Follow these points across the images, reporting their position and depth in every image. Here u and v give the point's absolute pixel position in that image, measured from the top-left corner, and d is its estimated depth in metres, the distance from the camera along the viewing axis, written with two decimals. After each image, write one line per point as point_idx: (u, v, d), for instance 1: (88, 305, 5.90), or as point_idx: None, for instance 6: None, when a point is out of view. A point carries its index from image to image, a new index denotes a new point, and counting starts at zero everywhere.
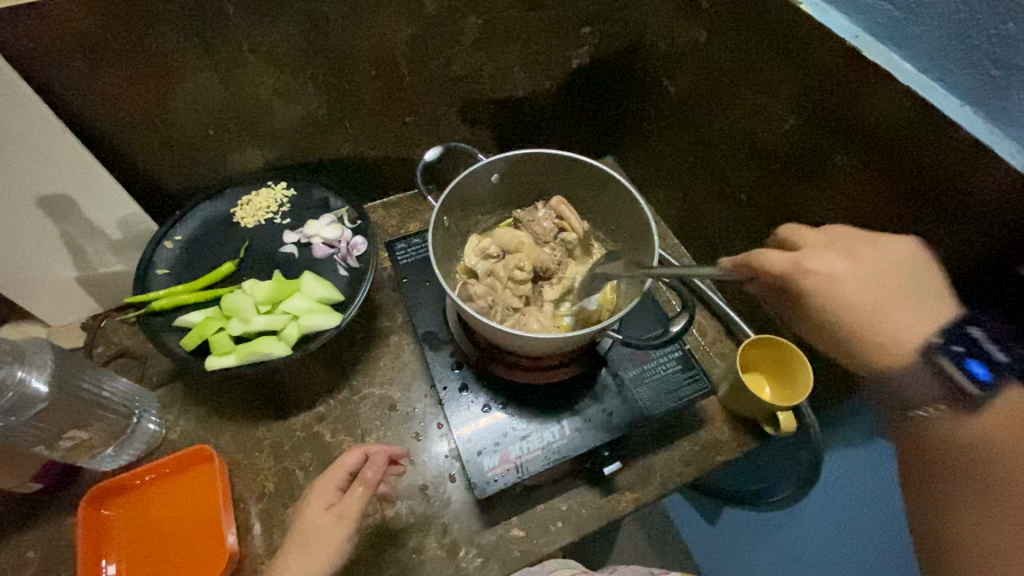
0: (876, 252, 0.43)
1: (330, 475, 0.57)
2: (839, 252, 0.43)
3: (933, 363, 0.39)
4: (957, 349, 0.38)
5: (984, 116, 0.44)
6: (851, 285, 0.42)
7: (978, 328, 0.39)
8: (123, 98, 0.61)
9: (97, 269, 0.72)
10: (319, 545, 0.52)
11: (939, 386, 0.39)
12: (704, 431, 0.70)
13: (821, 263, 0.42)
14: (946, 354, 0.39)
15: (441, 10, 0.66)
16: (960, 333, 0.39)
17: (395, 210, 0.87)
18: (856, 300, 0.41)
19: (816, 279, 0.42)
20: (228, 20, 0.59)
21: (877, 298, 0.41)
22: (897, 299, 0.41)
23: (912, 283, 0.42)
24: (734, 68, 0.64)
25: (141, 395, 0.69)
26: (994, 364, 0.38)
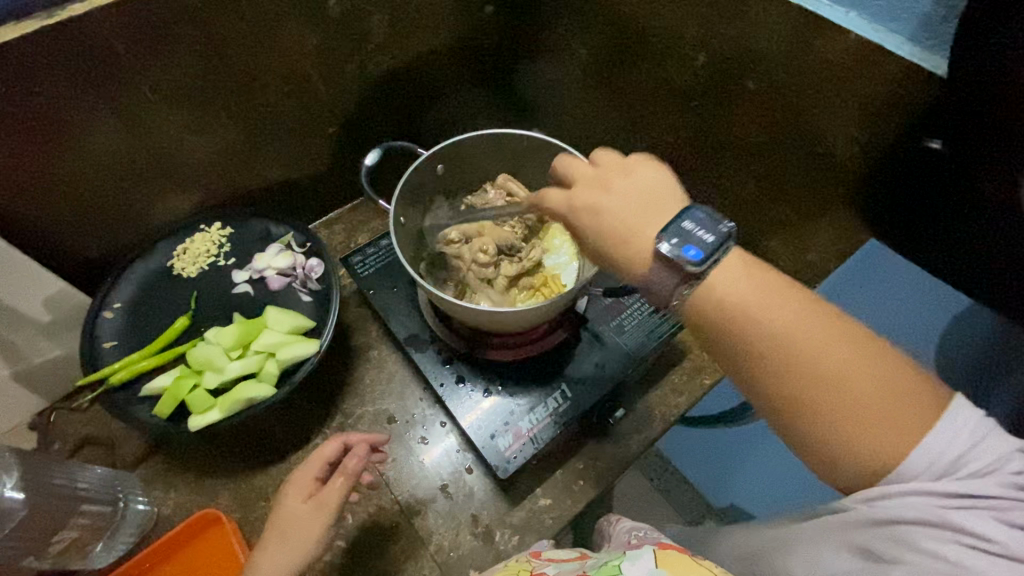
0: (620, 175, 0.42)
1: (306, 465, 0.57)
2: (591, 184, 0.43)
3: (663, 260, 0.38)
4: (674, 241, 0.37)
5: (868, 18, 0.50)
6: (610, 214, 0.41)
7: (687, 215, 0.38)
8: (20, 170, 0.56)
9: (32, 360, 0.65)
10: (297, 535, 0.52)
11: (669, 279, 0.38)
12: (688, 361, 0.75)
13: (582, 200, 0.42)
14: (663, 244, 0.37)
15: (342, 13, 0.64)
16: (674, 226, 0.38)
17: (338, 227, 0.85)
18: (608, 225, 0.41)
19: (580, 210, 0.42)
20: (120, 62, 0.55)
21: (627, 220, 0.40)
22: (634, 213, 0.40)
23: (648, 201, 0.40)
24: (637, 16, 0.67)
25: (121, 478, 0.63)
26: (703, 245, 0.36)
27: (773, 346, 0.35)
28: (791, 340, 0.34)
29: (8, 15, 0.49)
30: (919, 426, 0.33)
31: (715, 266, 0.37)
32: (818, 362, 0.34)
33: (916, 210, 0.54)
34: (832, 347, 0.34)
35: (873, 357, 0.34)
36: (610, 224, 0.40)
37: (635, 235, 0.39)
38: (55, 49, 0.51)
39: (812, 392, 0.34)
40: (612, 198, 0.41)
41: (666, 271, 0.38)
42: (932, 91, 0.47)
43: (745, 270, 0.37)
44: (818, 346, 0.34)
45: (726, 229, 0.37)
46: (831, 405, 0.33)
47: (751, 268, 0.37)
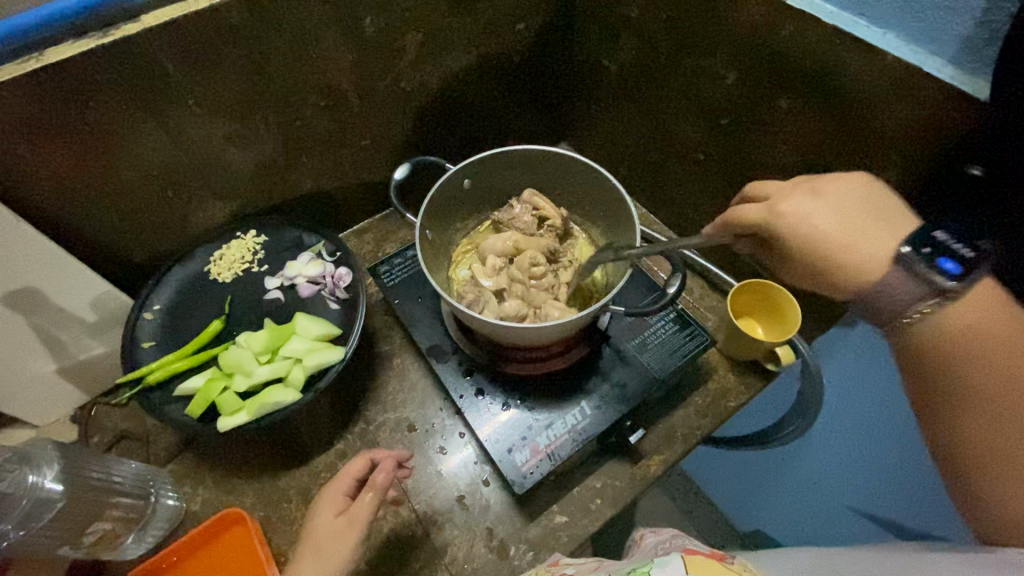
0: (844, 185, 0.46)
1: (336, 482, 0.58)
2: (805, 191, 0.47)
3: (907, 265, 0.41)
4: (924, 249, 0.41)
5: (907, 39, 0.48)
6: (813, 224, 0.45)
7: (939, 227, 0.42)
8: (73, 178, 0.60)
9: (77, 356, 0.69)
10: (331, 553, 0.54)
11: (915, 285, 0.41)
12: (713, 382, 0.74)
13: (790, 204, 0.47)
14: (913, 251, 0.41)
15: (378, 31, 0.66)
16: (923, 235, 0.42)
17: (368, 236, 0.87)
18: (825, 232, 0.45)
19: (790, 220, 0.46)
20: (168, 77, 0.58)
21: (850, 224, 0.44)
22: (856, 224, 0.44)
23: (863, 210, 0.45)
24: (669, 34, 0.66)
25: (153, 473, 0.66)
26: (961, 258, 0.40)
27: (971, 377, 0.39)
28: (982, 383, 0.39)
29: (67, 34, 0.52)
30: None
31: (974, 281, 0.40)
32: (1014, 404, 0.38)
33: None
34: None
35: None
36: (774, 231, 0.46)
37: (852, 245, 0.44)
38: (108, 67, 0.54)
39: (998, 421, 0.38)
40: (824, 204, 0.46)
41: (909, 278, 0.41)
42: (974, 115, 0.45)
43: (976, 307, 0.40)
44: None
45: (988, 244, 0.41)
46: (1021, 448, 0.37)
47: (994, 306, 0.40)
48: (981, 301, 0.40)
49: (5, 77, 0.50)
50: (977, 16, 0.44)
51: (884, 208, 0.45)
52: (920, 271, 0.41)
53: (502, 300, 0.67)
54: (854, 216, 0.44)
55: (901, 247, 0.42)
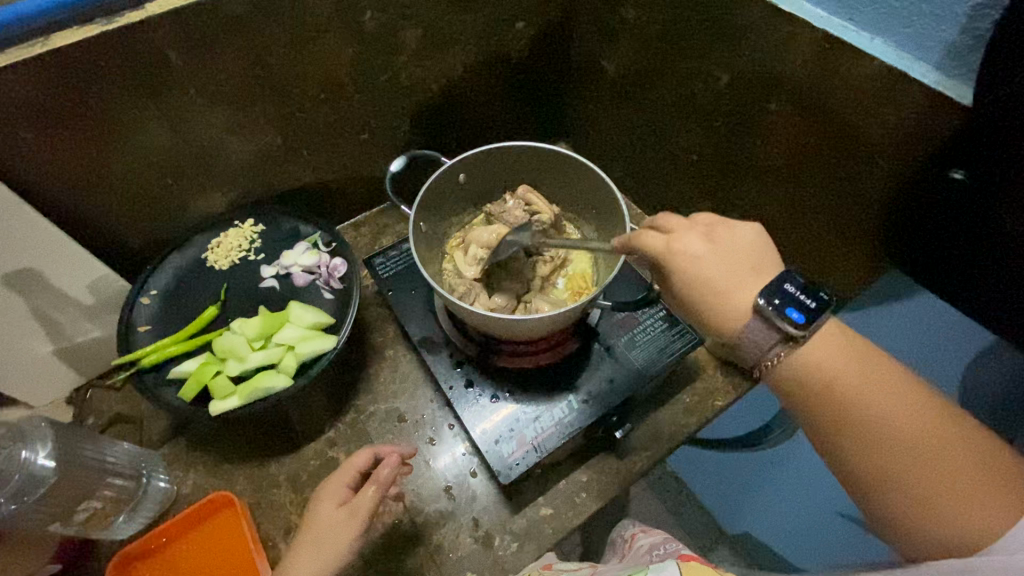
0: (732, 232, 0.46)
1: (340, 473, 0.59)
2: (699, 231, 0.46)
3: (766, 316, 0.42)
4: (776, 302, 0.41)
5: (894, 44, 0.49)
6: (709, 266, 0.44)
7: (788, 279, 0.42)
8: (74, 162, 0.61)
9: (74, 338, 0.70)
10: (329, 541, 0.54)
11: (769, 334, 0.42)
12: (701, 381, 0.74)
13: (678, 244, 0.46)
14: (767, 304, 0.41)
15: (378, 26, 0.67)
16: (777, 288, 0.42)
17: (365, 229, 0.88)
18: (708, 274, 0.44)
19: (679, 259, 0.46)
20: (170, 66, 0.59)
21: (732, 272, 0.44)
22: (722, 274, 0.44)
23: (732, 258, 0.44)
24: (664, 36, 0.67)
25: (146, 456, 0.67)
26: (808, 310, 0.41)
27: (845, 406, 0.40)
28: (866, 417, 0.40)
29: (71, 20, 0.53)
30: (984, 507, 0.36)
31: (820, 324, 0.41)
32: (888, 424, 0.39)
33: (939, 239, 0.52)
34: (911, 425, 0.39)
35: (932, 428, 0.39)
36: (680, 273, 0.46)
37: (727, 291, 0.44)
38: (110, 54, 0.55)
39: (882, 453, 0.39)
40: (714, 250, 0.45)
41: (767, 327, 0.42)
42: (956, 120, 0.46)
43: (827, 345, 0.42)
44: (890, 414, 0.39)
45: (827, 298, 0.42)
46: (895, 472, 0.39)
47: (835, 340, 0.42)
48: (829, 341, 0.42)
49: (10, 60, 0.52)
50: (962, 23, 0.44)
51: (753, 261, 0.44)
52: (774, 322, 0.41)
53: (493, 293, 0.68)
54: (738, 266, 0.44)
55: (758, 300, 0.42)
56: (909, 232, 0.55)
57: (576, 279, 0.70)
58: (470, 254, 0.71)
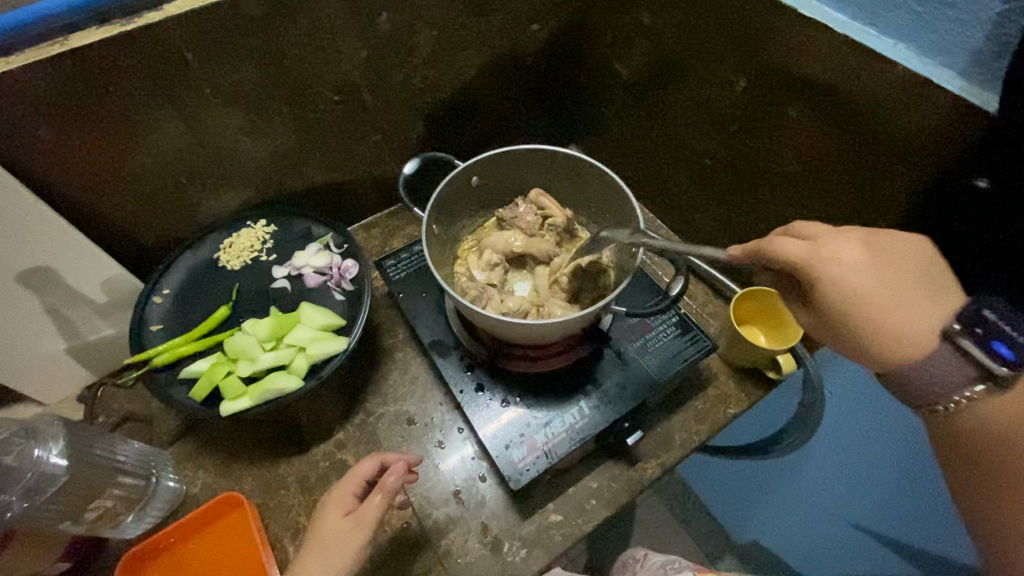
0: (897, 243, 0.43)
1: (345, 482, 0.59)
2: (856, 238, 0.43)
3: (957, 346, 0.38)
4: (977, 332, 0.37)
5: (917, 50, 0.49)
6: (866, 280, 0.41)
7: (987, 303, 0.38)
8: (91, 161, 0.61)
9: (86, 337, 0.70)
10: (335, 549, 0.54)
11: (964, 370, 0.38)
12: (713, 388, 0.74)
13: (834, 250, 0.42)
14: (965, 335, 0.38)
15: (393, 28, 0.67)
16: (972, 312, 0.38)
17: (376, 231, 0.88)
18: (868, 290, 0.41)
19: (830, 270, 0.42)
20: (187, 67, 0.59)
21: (895, 289, 0.41)
22: (894, 292, 0.41)
23: (913, 278, 0.41)
24: (680, 40, 0.67)
25: (155, 454, 0.67)
26: (1019, 346, 0.37)
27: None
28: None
29: (92, 20, 0.54)
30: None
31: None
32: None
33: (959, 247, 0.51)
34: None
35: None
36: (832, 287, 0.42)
37: (892, 309, 0.40)
38: (128, 54, 0.55)
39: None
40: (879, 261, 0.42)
41: (962, 362, 0.38)
42: (980, 126, 0.45)
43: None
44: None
45: None
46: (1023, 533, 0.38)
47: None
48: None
49: (30, 60, 0.52)
50: (988, 28, 0.44)
51: (927, 283, 0.41)
52: (972, 357, 0.38)
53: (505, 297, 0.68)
54: (902, 283, 0.41)
55: (950, 329, 0.38)
56: (928, 240, 0.54)
57: (601, 274, 0.69)
58: (483, 258, 0.70)
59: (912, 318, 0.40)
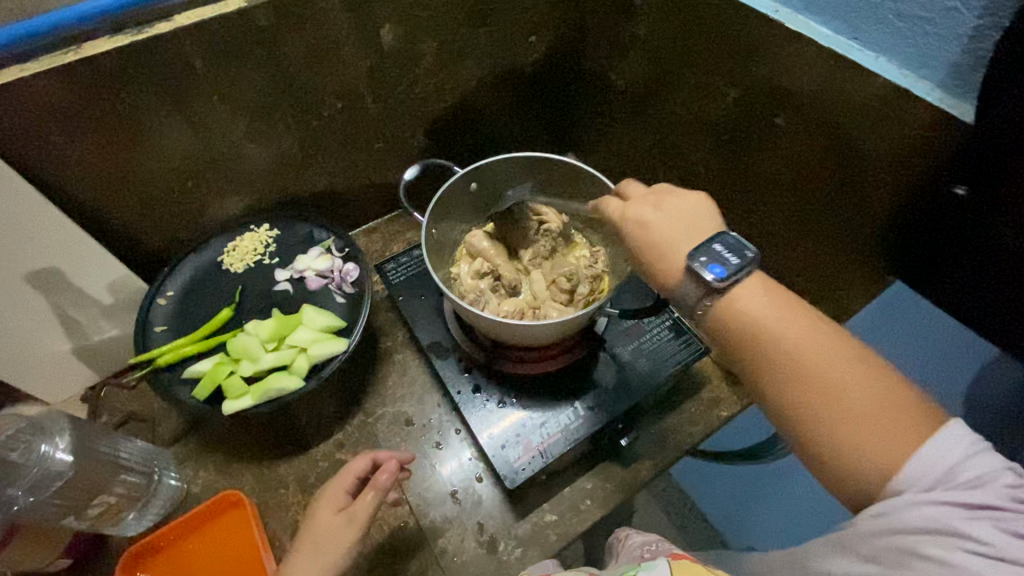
0: (680, 199, 0.50)
1: (338, 479, 0.60)
2: (650, 201, 0.50)
3: (693, 270, 0.44)
4: (703, 259, 0.44)
5: (899, 64, 0.51)
6: (649, 225, 0.49)
7: (719, 239, 0.45)
8: (100, 164, 0.63)
9: (92, 337, 0.71)
10: (329, 545, 0.55)
11: (697, 288, 0.44)
12: (706, 391, 0.75)
13: (636, 211, 0.50)
14: (696, 261, 0.44)
15: (396, 39, 0.69)
16: (705, 246, 0.45)
17: (377, 236, 0.90)
18: (652, 236, 0.48)
19: (631, 223, 0.50)
20: (195, 74, 0.61)
21: (672, 230, 0.48)
22: (671, 232, 0.48)
23: (684, 223, 0.48)
24: (673, 52, 0.69)
25: (157, 454, 0.68)
26: (731, 264, 0.42)
27: (775, 342, 0.40)
28: (787, 346, 0.40)
29: (105, 29, 0.56)
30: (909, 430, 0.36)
31: (744, 275, 0.43)
32: (816, 352, 0.39)
33: (949, 255, 0.53)
34: (845, 355, 0.39)
35: (852, 358, 0.39)
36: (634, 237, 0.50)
37: (678, 244, 0.47)
38: (139, 61, 0.57)
39: (805, 378, 0.39)
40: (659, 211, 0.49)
41: (696, 282, 0.44)
42: (959, 137, 0.47)
43: (757, 286, 0.43)
44: (803, 352, 0.39)
45: (750, 255, 0.43)
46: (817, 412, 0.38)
47: (756, 286, 0.43)
48: (755, 284, 0.43)
49: (44, 67, 0.54)
50: (964, 43, 0.46)
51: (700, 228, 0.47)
52: (698, 273, 0.44)
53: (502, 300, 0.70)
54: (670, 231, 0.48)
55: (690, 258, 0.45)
56: (913, 248, 0.56)
57: (598, 279, 0.70)
58: (474, 266, 0.72)
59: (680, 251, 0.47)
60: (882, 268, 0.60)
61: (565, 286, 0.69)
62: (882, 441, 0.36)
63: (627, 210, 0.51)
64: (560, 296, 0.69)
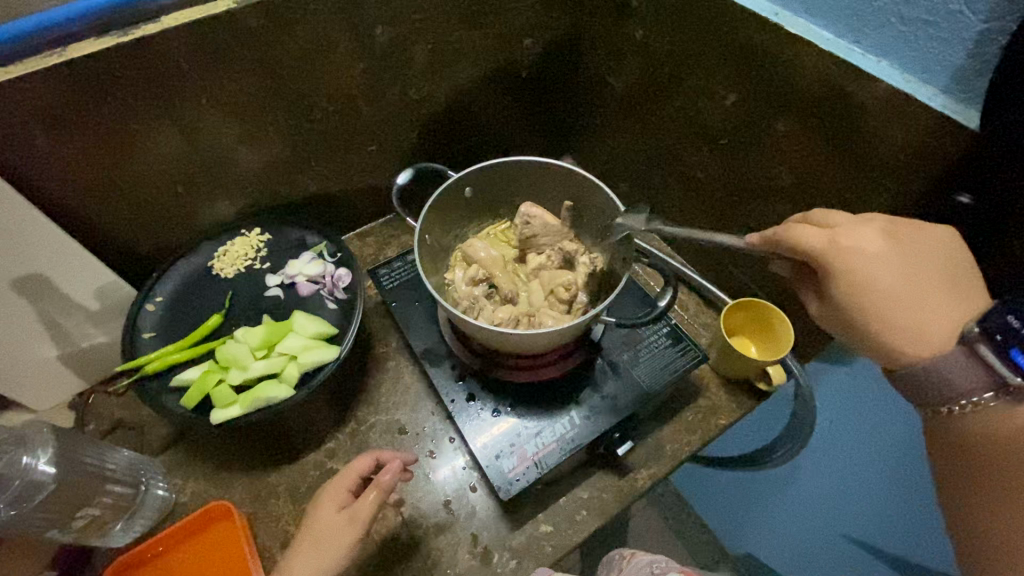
0: (921, 240, 0.45)
1: (341, 477, 0.59)
2: (879, 230, 0.45)
3: (976, 351, 0.39)
4: (997, 338, 0.38)
5: (900, 68, 0.50)
6: (882, 268, 0.43)
7: (1015, 312, 0.38)
8: (86, 168, 0.61)
9: (78, 343, 0.70)
10: (330, 542, 0.54)
11: (975, 373, 0.40)
12: (704, 399, 0.74)
13: (855, 241, 0.44)
14: (981, 337, 0.39)
15: (389, 40, 0.68)
16: (1001, 320, 0.38)
17: (370, 239, 0.88)
18: (880, 283, 0.43)
19: (841, 257, 0.44)
20: (184, 77, 0.60)
21: (910, 280, 0.43)
22: (910, 284, 0.43)
23: (927, 277, 0.43)
24: (672, 55, 0.68)
25: (145, 463, 0.67)
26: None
27: (1011, 486, 0.39)
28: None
29: (91, 31, 0.54)
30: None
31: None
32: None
33: None
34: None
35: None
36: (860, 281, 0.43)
37: (900, 302, 0.42)
38: (126, 63, 0.56)
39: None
40: (892, 255, 0.43)
41: (975, 366, 0.40)
42: (963, 142, 0.46)
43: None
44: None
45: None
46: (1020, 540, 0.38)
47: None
48: None
49: (29, 70, 0.53)
50: (969, 47, 0.45)
51: (938, 297, 0.43)
52: (988, 361, 0.38)
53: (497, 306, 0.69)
54: (928, 281, 0.43)
55: (969, 330, 0.40)
56: None
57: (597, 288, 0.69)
58: (469, 272, 0.71)
59: (929, 317, 0.42)
60: None
61: (565, 296, 0.69)
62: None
63: (839, 240, 0.44)
64: (558, 305, 0.69)
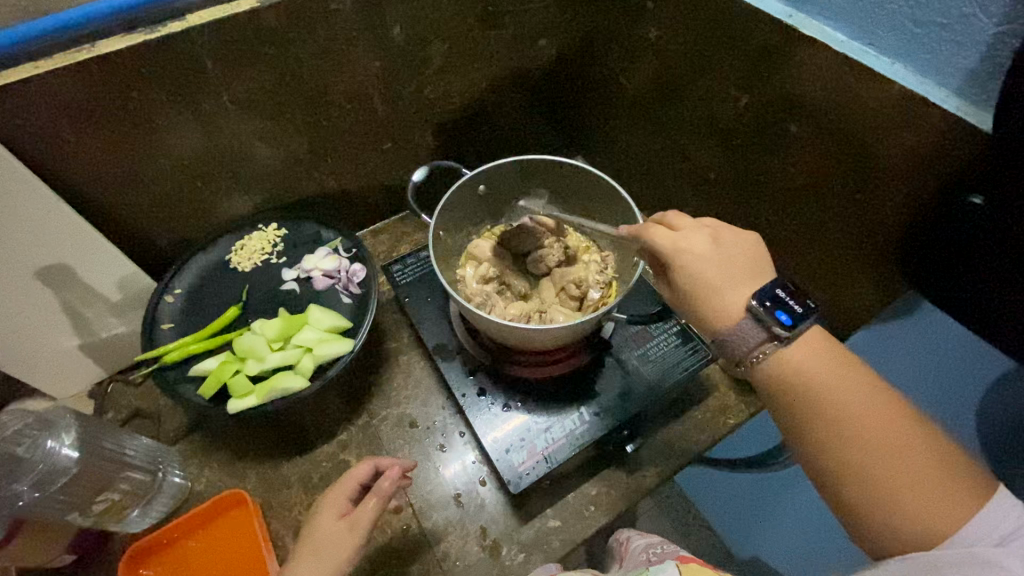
0: (738, 238, 0.48)
1: (339, 486, 0.59)
2: (706, 232, 0.48)
3: (757, 316, 0.43)
4: (768, 302, 0.43)
5: (914, 70, 0.50)
6: (700, 260, 0.46)
7: (779, 284, 0.44)
8: (110, 161, 0.63)
9: (99, 333, 0.72)
10: (330, 549, 0.54)
11: (755, 333, 0.43)
12: (713, 398, 0.74)
13: (683, 241, 0.47)
14: (758, 305, 0.43)
15: (406, 40, 0.69)
16: (766, 291, 0.44)
17: (383, 236, 0.90)
18: (698, 272, 0.46)
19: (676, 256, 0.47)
20: (207, 73, 0.61)
21: (721, 271, 0.46)
22: (722, 273, 0.46)
23: (728, 266, 0.46)
24: (685, 57, 0.68)
25: (162, 451, 0.69)
26: (796, 312, 0.42)
27: (823, 414, 0.41)
28: (842, 416, 0.40)
29: (118, 28, 0.56)
30: (967, 501, 0.36)
31: (808, 326, 0.43)
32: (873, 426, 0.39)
33: (965, 270, 0.52)
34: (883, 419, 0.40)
35: (902, 426, 0.39)
36: (685, 279, 0.47)
37: (721, 292, 0.45)
38: (152, 59, 0.58)
39: (871, 455, 0.38)
40: (707, 251, 0.47)
41: (758, 327, 0.43)
42: (977, 145, 0.46)
43: (810, 348, 0.43)
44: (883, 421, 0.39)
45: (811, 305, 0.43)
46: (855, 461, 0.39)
47: (822, 347, 0.43)
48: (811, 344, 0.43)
49: (58, 65, 0.54)
50: (983, 50, 0.45)
51: (743, 278, 0.45)
52: (765, 322, 0.43)
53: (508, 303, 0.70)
54: (730, 269, 0.46)
55: (750, 301, 0.44)
56: (926, 258, 0.55)
57: (608, 286, 0.71)
58: (480, 269, 0.72)
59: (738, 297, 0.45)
60: (895, 278, 0.59)
61: (575, 294, 0.69)
62: (943, 515, 0.36)
63: (681, 244, 0.47)
64: (568, 303, 0.69)
